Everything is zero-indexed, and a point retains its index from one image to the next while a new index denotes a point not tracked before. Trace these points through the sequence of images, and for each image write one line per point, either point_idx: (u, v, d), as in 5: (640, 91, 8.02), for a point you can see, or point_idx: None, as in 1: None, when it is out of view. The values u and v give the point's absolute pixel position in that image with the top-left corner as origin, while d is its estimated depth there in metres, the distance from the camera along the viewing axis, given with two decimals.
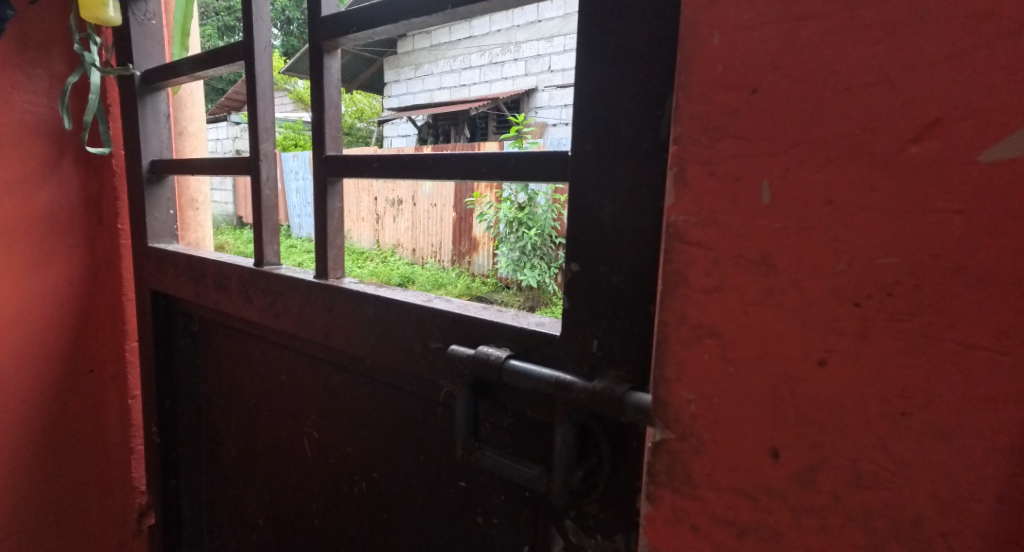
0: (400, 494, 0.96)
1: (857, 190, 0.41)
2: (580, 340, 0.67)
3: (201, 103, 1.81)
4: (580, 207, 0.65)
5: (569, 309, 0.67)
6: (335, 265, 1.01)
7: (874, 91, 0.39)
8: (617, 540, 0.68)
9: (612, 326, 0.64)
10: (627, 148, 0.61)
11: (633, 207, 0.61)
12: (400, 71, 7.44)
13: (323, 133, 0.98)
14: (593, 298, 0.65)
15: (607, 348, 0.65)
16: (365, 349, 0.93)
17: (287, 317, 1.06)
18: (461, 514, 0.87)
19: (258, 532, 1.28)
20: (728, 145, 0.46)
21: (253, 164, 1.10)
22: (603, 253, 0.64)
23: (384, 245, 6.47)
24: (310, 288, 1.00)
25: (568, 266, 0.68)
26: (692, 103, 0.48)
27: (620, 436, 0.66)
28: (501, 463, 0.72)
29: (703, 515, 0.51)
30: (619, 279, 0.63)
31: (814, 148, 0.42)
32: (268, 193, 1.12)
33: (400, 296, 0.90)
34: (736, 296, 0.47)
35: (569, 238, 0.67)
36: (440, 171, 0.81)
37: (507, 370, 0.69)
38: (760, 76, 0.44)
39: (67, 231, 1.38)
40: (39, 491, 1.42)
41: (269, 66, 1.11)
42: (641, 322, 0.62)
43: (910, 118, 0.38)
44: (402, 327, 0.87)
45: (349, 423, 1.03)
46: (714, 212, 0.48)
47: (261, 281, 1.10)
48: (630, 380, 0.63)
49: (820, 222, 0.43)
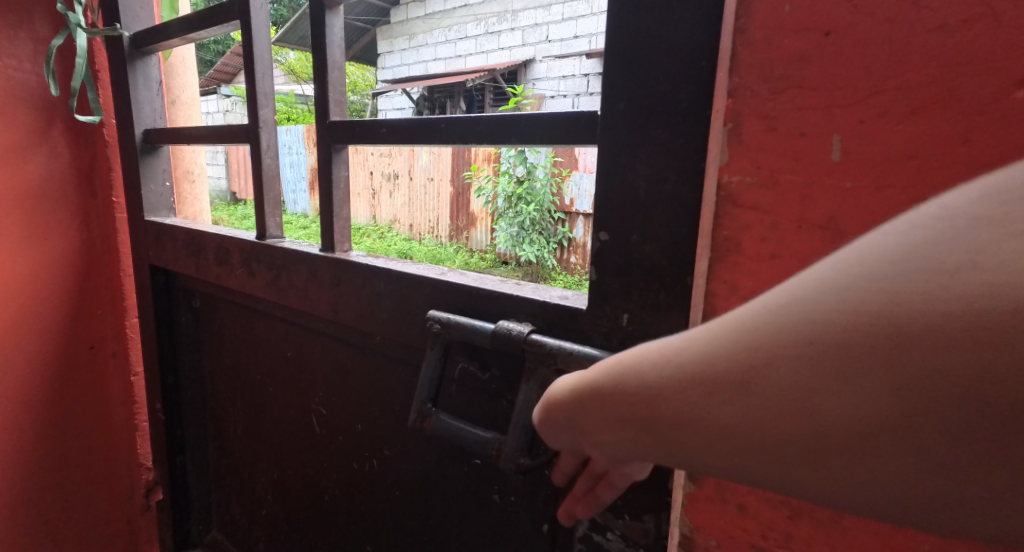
0: (414, 472, 0.93)
1: (946, 144, 0.37)
2: (609, 314, 0.63)
3: (194, 70, 1.74)
4: (610, 172, 0.61)
5: (597, 281, 0.63)
6: (341, 238, 0.97)
7: (973, 28, 0.35)
8: (647, 521, 0.61)
9: (643, 299, 0.60)
10: (665, 106, 0.56)
11: (669, 171, 0.56)
12: (395, 40, 7.27)
13: (327, 97, 0.92)
14: (624, 269, 0.61)
15: (638, 323, 0.61)
16: (377, 324, 0.89)
17: (293, 293, 1.02)
18: (478, 493, 0.84)
19: (267, 509, 1.27)
20: (793, 96, 0.42)
21: (252, 131, 1.04)
22: (637, 221, 0.60)
23: (381, 221, 6.40)
24: (316, 261, 0.96)
25: (596, 236, 0.63)
26: (752, 50, 0.44)
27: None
28: (459, 426, 0.71)
29: (751, 494, 0.49)
30: (652, 248, 0.59)
31: (896, 97, 0.38)
32: (269, 161, 1.06)
33: (413, 268, 0.86)
34: (796, 264, 0.44)
35: (598, 204, 0.62)
36: (454, 135, 0.75)
37: (531, 347, 0.64)
38: (835, 15, 0.40)
39: (60, 204, 1.33)
40: (44, 470, 1.39)
41: (267, 25, 1.04)
42: (675, 295, 0.58)
43: (1016, 58, 0.34)
44: (414, 301, 0.83)
45: (359, 400, 1.00)
46: (774, 171, 0.44)
47: (265, 254, 1.05)
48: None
49: (898, 180, 0.39)
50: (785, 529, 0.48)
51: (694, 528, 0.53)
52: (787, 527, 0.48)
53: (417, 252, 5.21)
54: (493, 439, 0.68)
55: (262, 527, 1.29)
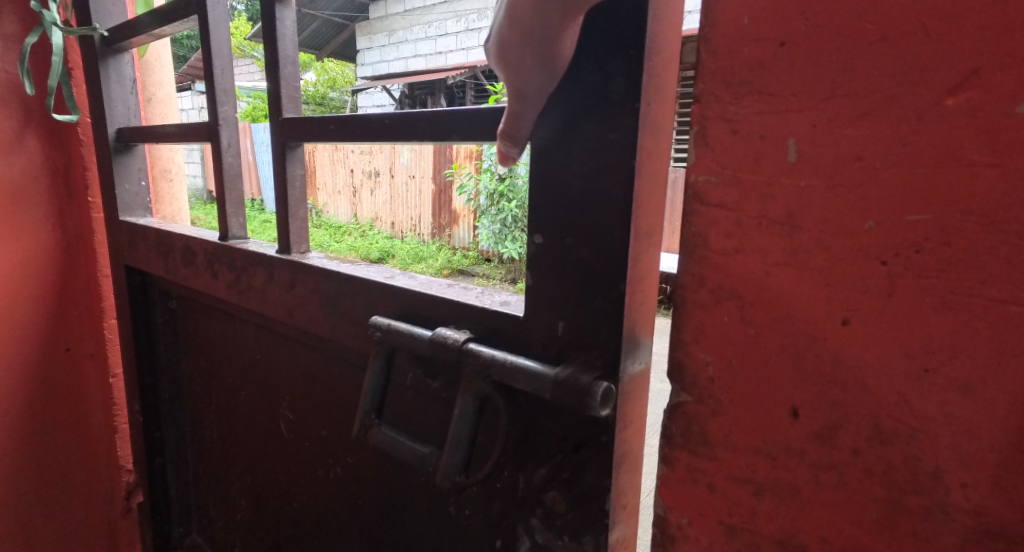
0: (371, 478, 0.94)
1: (889, 146, 0.40)
2: (546, 321, 0.62)
3: (170, 67, 1.72)
4: (545, 175, 0.60)
5: (534, 287, 0.63)
6: (298, 239, 0.99)
7: (913, 40, 0.38)
8: (585, 542, 0.63)
9: (580, 306, 0.59)
10: (595, 102, 0.55)
11: (602, 155, 0.55)
12: (375, 36, 7.24)
13: (280, 93, 0.93)
14: (561, 273, 0.61)
15: (573, 332, 0.60)
16: (332, 329, 0.89)
17: (252, 295, 1.03)
18: (432, 505, 0.85)
19: (241, 512, 1.27)
20: (753, 102, 0.46)
21: (212, 129, 1.05)
22: (572, 223, 0.59)
23: (362, 219, 6.37)
24: (273, 263, 0.97)
25: (532, 239, 0.63)
26: (716, 58, 0.47)
27: (579, 423, 0.61)
28: (399, 440, 0.71)
29: (719, 474, 0.52)
30: (587, 252, 0.58)
31: (846, 102, 0.41)
32: (231, 160, 1.06)
33: (361, 273, 0.86)
34: (758, 257, 0.47)
35: (534, 206, 0.62)
36: (395, 131, 0.75)
37: (466, 355, 0.64)
38: (790, 26, 0.43)
39: (34, 204, 1.31)
40: (24, 475, 1.38)
41: (225, 20, 1.03)
42: (612, 302, 0.57)
43: (948, 68, 0.37)
44: (360, 303, 0.84)
45: (323, 406, 1.01)
46: (737, 170, 0.47)
47: (226, 256, 1.06)
48: (599, 368, 0.59)
49: (847, 179, 0.42)
50: (749, 507, 0.51)
51: (668, 508, 0.57)
52: (751, 505, 0.51)
53: (399, 251, 5.21)
54: (433, 454, 0.69)
55: (239, 529, 1.30)
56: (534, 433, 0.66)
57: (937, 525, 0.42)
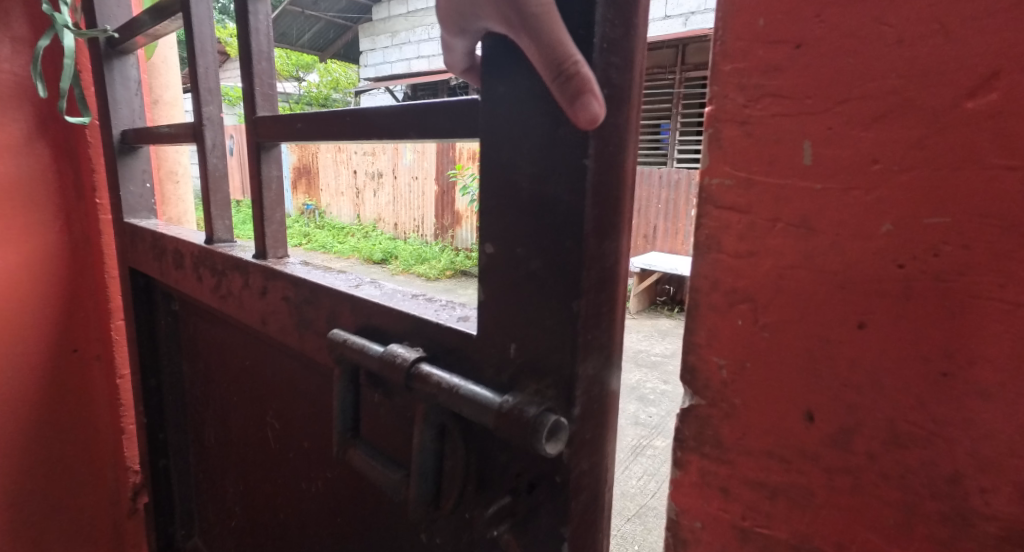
0: (347, 497, 0.85)
1: (906, 149, 0.40)
2: (499, 340, 0.52)
3: (177, 69, 1.73)
4: (494, 168, 0.50)
5: (488, 301, 0.52)
6: (276, 243, 0.86)
7: (930, 43, 0.38)
8: None
9: (536, 324, 0.49)
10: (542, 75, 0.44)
11: (553, 149, 0.45)
12: (379, 37, 7.29)
13: (252, 89, 0.82)
14: (515, 286, 0.50)
15: (527, 354, 0.50)
16: (300, 342, 0.77)
17: (232, 302, 0.93)
18: (403, 534, 0.75)
19: (235, 517, 1.23)
20: (767, 104, 0.45)
21: (197, 131, 0.99)
22: (523, 229, 0.49)
23: (365, 220, 6.37)
24: (248, 269, 0.86)
25: (482, 248, 0.53)
26: (730, 60, 0.47)
27: (536, 460, 0.51)
28: (372, 463, 0.62)
29: (733, 478, 0.52)
30: (538, 264, 0.48)
31: (861, 105, 0.41)
32: (216, 161, 1.00)
33: (326, 280, 0.75)
34: (772, 260, 0.47)
35: (485, 212, 0.51)
36: (358, 130, 0.62)
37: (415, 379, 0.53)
38: (805, 29, 0.43)
39: (41, 207, 1.31)
40: (33, 475, 1.39)
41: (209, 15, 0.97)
42: (564, 322, 0.47)
43: (968, 70, 0.37)
44: (324, 316, 0.72)
45: (302, 416, 0.92)
46: (751, 173, 0.47)
47: (209, 260, 0.99)
48: (552, 398, 0.48)
49: (863, 183, 0.42)
50: (763, 511, 0.51)
51: (680, 512, 0.56)
52: (765, 510, 0.51)
53: (402, 252, 5.22)
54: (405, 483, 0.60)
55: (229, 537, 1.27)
56: (490, 467, 0.55)
57: (955, 530, 0.42)
